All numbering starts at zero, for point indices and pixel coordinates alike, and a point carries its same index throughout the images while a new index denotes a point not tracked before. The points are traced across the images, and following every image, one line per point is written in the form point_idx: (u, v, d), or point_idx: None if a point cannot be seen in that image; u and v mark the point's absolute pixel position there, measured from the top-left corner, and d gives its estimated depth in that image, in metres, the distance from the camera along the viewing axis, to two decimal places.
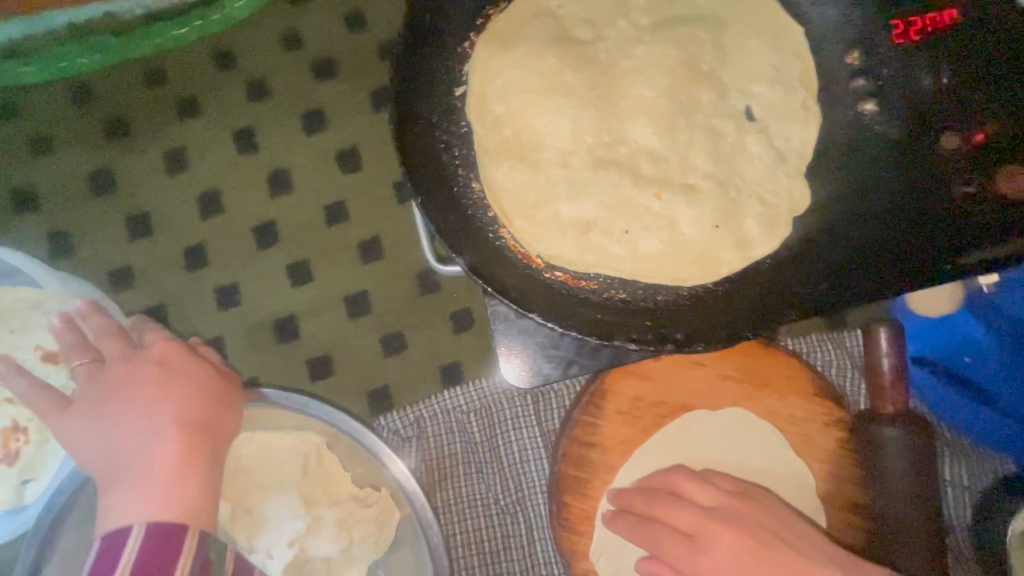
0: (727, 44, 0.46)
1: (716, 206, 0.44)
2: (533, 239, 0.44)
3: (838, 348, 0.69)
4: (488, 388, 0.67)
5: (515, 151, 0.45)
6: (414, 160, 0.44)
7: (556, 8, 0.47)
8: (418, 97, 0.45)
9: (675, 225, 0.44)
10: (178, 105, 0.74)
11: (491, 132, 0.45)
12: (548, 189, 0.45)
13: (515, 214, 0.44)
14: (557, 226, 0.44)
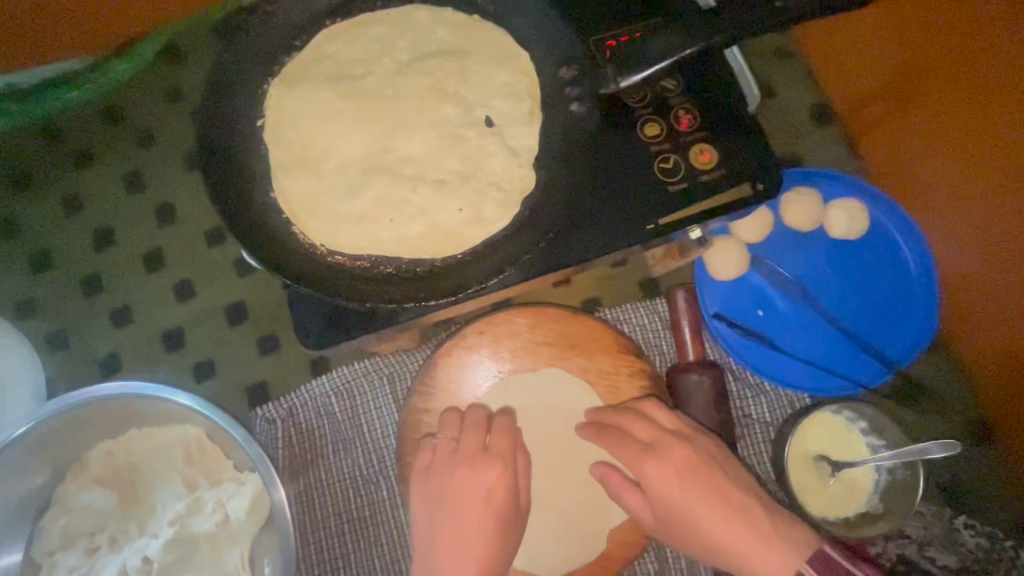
0: (469, 68, 0.59)
1: (458, 195, 0.56)
2: (318, 233, 0.56)
3: (652, 313, 0.80)
4: (349, 373, 0.77)
5: (301, 166, 0.57)
6: (224, 182, 0.56)
7: (334, 51, 0.60)
8: (224, 134, 0.57)
9: (430, 214, 0.56)
10: (73, 157, 0.85)
11: (283, 152, 0.58)
12: (329, 194, 0.57)
13: (303, 215, 0.56)
14: (336, 221, 0.56)
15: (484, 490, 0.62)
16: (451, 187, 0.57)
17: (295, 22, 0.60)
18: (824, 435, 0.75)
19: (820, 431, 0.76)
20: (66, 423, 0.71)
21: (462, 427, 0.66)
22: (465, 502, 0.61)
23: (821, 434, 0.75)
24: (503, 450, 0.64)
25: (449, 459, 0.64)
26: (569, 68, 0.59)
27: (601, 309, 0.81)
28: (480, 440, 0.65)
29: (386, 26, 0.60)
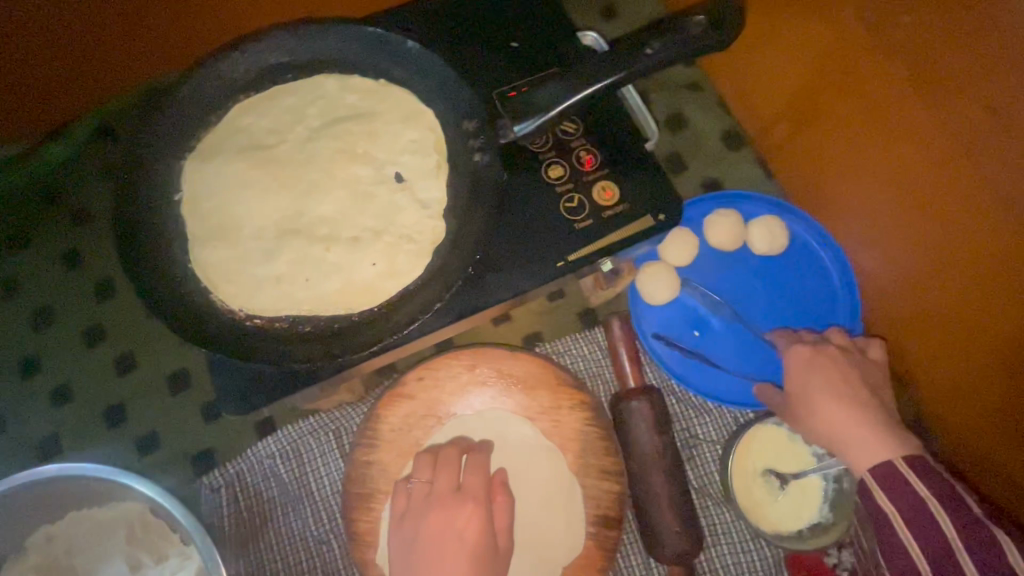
0: (377, 130, 0.63)
1: (370, 250, 0.58)
2: (235, 298, 0.57)
3: (591, 343, 0.82)
4: (295, 432, 0.76)
5: (217, 234, 0.59)
6: (138, 256, 0.57)
7: (246, 123, 0.63)
8: (141, 211, 0.59)
9: (345, 270, 0.58)
10: (10, 242, 0.86)
11: (198, 222, 0.59)
12: (245, 259, 0.58)
13: (219, 281, 0.57)
14: (253, 284, 0.57)
15: (455, 531, 0.61)
16: (364, 243, 0.59)
17: (207, 100, 0.63)
18: (772, 450, 0.76)
19: (769, 446, 0.76)
20: (3, 511, 0.69)
21: (435, 467, 0.66)
22: (442, 544, 0.61)
23: (770, 449, 0.76)
24: (478, 488, 0.64)
25: (424, 501, 0.64)
26: (471, 121, 0.63)
27: (542, 344, 0.82)
28: (453, 480, 0.65)
29: (296, 96, 0.64)
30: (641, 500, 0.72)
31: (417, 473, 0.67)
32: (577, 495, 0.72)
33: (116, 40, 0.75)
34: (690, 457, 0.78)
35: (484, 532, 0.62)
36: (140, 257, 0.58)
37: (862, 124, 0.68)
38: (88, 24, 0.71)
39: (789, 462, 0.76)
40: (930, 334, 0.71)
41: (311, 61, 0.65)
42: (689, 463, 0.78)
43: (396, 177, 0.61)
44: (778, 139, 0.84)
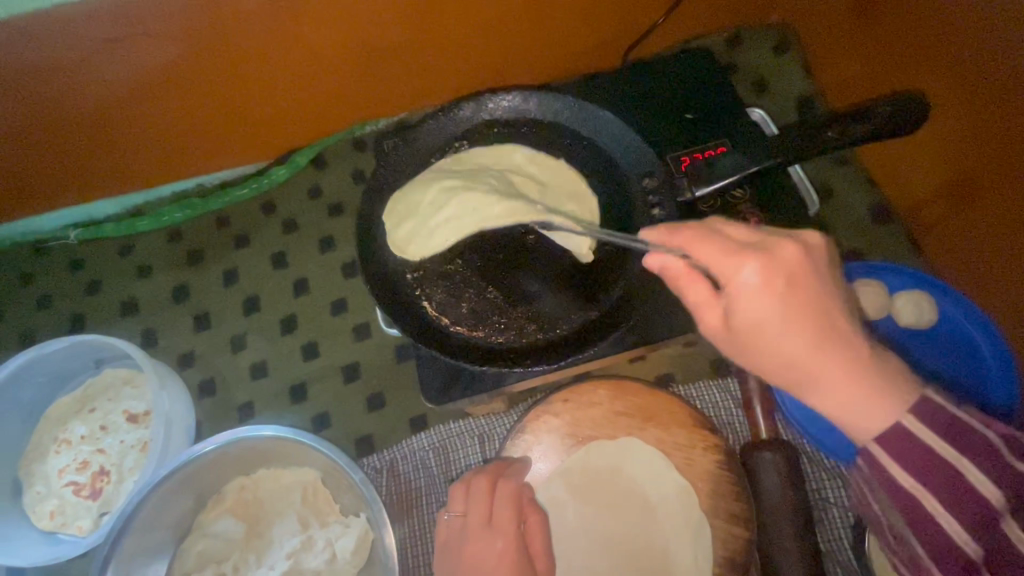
0: (562, 175, 0.74)
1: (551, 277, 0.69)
2: (444, 307, 0.69)
3: (724, 392, 0.86)
4: (446, 431, 0.87)
5: (430, 251, 0.71)
6: (371, 260, 0.72)
7: (457, 161, 0.76)
8: (373, 225, 0.73)
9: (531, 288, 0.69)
10: (233, 239, 1.05)
11: (416, 240, 0.72)
12: (452, 274, 0.71)
13: (433, 291, 0.70)
14: (458, 296, 0.70)
15: (488, 568, 0.64)
16: (533, 263, 0.70)
17: (432, 144, 0.78)
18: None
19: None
20: (216, 456, 0.83)
21: (467, 500, 0.70)
22: (477, 571, 0.65)
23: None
24: (507, 522, 0.67)
25: (459, 533, 0.69)
26: (651, 178, 0.72)
27: (674, 385, 0.88)
28: (484, 513, 0.68)
29: (501, 145, 0.76)
30: (770, 551, 0.73)
31: (452, 504, 0.72)
32: (705, 533, 0.75)
33: (351, 86, 0.94)
34: (819, 517, 0.79)
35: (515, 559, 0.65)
36: (371, 262, 0.72)
37: (951, 77, 0.74)
38: (338, 73, 0.90)
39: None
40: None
41: (516, 117, 0.78)
42: (819, 523, 0.79)
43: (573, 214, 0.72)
44: (929, 218, 0.85)
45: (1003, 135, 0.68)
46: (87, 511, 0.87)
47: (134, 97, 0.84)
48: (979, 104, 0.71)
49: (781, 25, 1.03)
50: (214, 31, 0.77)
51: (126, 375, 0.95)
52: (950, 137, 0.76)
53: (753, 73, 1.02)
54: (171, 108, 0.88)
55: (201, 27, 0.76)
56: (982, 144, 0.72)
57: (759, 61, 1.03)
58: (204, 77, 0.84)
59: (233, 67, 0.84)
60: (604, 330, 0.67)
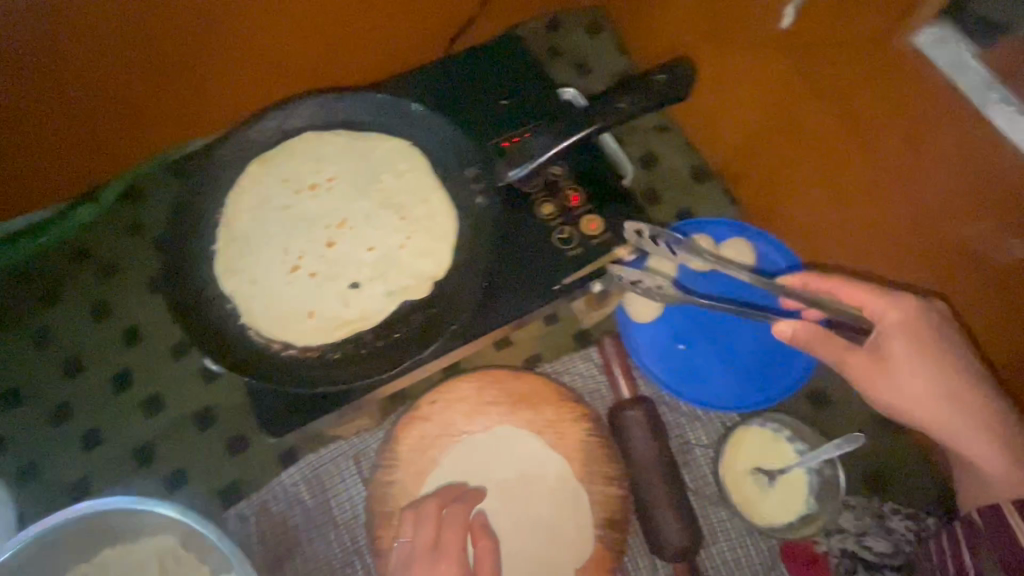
0: (372, 202, 0.70)
1: (339, 296, 0.65)
2: (271, 330, 0.64)
3: (587, 361, 0.89)
4: (318, 460, 0.82)
5: (250, 275, 0.66)
6: (180, 291, 0.65)
7: (272, 176, 0.71)
8: (182, 252, 0.67)
9: (343, 308, 0.65)
10: (39, 297, 0.92)
11: (232, 264, 0.67)
12: (273, 294, 0.66)
13: (256, 314, 0.65)
14: (282, 317, 0.65)
15: None
16: (348, 280, 0.66)
17: (238, 159, 0.72)
18: (765, 443, 0.84)
19: (764, 439, 0.84)
20: (40, 551, 0.71)
21: (416, 525, 0.66)
22: None
23: (763, 443, 0.84)
24: (453, 545, 0.62)
25: (405, 557, 0.64)
26: (472, 167, 0.72)
27: (542, 364, 0.90)
28: (431, 537, 0.63)
29: (316, 152, 0.73)
30: (644, 499, 0.78)
31: (405, 531, 0.67)
32: (584, 500, 0.78)
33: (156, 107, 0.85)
34: (684, 461, 0.85)
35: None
36: (181, 292, 0.65)
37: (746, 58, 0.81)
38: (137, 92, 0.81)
39: (782, 454, 0.83)
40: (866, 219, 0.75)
41: (329, 123, 0.74)
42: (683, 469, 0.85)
43: (372, 250, 0.68)
44: (740, 170, 0.94)
45: (788, 84, 0.76)
46: None
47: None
48: (761, 57, 0.78)
49: (593, 7, 1.08)
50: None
51: None
52: (749, 102, 0.84)
53: (574, 55, 1.07)
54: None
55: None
56: (772, 93, 0.79)
57: (579, 44, 1.07)
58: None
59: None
60: (443, 326, 0.64)
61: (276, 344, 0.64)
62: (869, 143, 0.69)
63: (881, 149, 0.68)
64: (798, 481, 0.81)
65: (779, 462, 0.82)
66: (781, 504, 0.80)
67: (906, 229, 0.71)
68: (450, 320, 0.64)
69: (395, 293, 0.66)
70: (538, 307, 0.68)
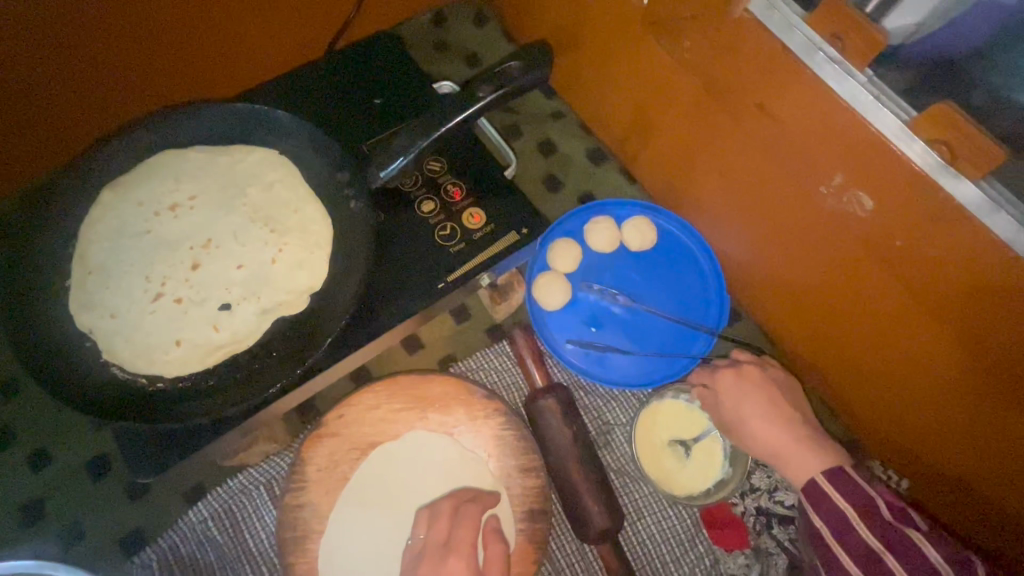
0: (239, 217, 0.67)
1: (207, 319, 0.62)
2: (134, 364, 0.60)
3: (501, 355, 0.89)
4: (224, 492, 0.78)
5: (108, 307, 0.62)
6: (26, 331, 0.59)
7: (124, 199, 0.66)
8: (26, 289, 0.61)
9: (213, 333, 0.61)
10: None
11: (86, 298, 0.62)
12: (135, 325, 0.61)
13: (115, 348, 0.60)
14: (146, 348, 0.61)
15: None
16: (217, 302, 0.62)
17: (86, 185, 0.66)
18: (678, 414, 0.85)
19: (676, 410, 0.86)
20: None
21: (430, 522, 0.68)
22: None
23: (676, 414, 0.85)
24: (464, 536, 0.63)
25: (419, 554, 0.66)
26: (343, 172, 0.69)
27: (456, 364, 0.89)
28: (444, 533, 0.65)
29: (174, 170, 0.68)
30: (561, 485, 0.79)
31: (420, 530, 0.70)
32: (503, 496, 0.77)
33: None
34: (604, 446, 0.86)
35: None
36: (27, 332, 0.59)
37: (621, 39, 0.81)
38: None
39: (693, 420, 0.85)
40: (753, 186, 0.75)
41: (186, 138, 0.70)
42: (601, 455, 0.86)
43: (241, 266, 0.64)
44: (634, 149, 0.95)
45: (661, 69, 0.77)
46: None
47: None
48: (636, 53, 0.80)
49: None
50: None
51: None
52: (630, 80, 0.85)
53: (463, 49, 1.06)
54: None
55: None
56: (654, 88, 0.81)
57: (468, 38, 1.06)
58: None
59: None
60: (320, 340, 0.61)
61: (142, 376, 0.60)
62: (744, 132, 0.70)
63: (745, 118, 0.69)
64: (710, 446, 0.83)
65: (691, 429, 0.85)
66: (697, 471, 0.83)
67: (792, 215, 0.72)
68: (326, 332, 0.62)
69: (269, 310, 0.63)
70: (425, 307, 0.67)
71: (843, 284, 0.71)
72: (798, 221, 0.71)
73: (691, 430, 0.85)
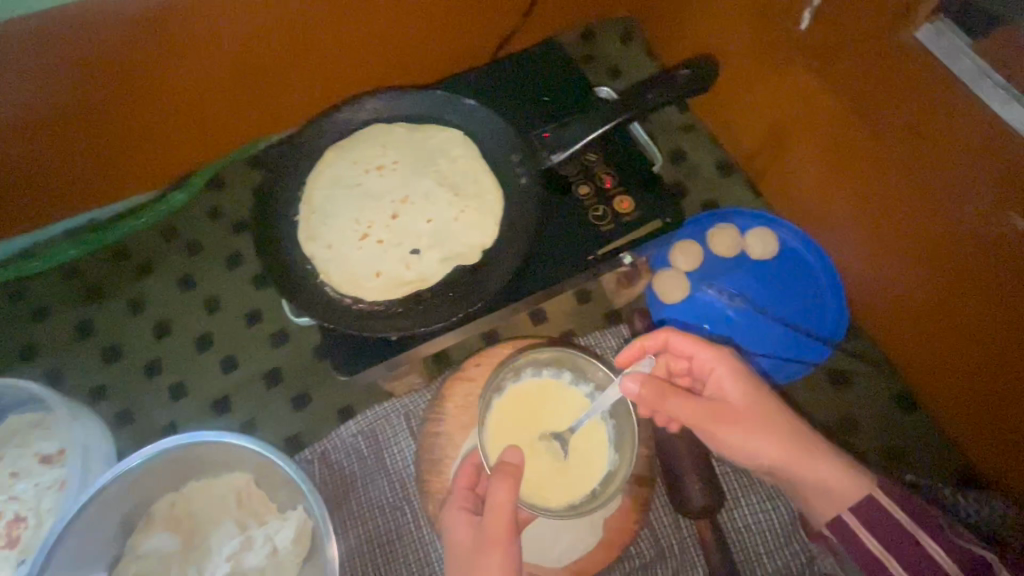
0: (430, 181, 0.81)
1: (402, 259, 0.75)
2: (343, 287, 0.74)
3: (618, 337, 0.97)
4: (372, 414, 0.91)
5: (326, 239, 0.77)
6: (268, 250, 0.76)
7: (342, 158, 0.82)
8: (270, 218, 0.78)
9: (406, 271, 0.75)
10: (136, 269, 1.05)
11: (309, 230, 0.78)
12: (345, 257, 0.76)
13: (331, 273, 0.75)
14: (353, 276, 0.75)
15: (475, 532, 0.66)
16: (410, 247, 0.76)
17: (316, 144, 0.83)
18: (522, 406, 0.81)
19: (529, 402, 0.82)
20: (138, 477, 0.83)
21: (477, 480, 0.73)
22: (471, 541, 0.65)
23: (517, 408, 0.81)
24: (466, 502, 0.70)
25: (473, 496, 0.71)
26: (515, 154, 0.82)
27: (575, 339, 0.98)
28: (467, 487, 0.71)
29: (379, 138, 0.83)
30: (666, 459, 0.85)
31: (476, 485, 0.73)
32: None
33: (246, 99, 1.00)
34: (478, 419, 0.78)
35: (496, 514, 0.63)
36: (268, 251, 0.76)
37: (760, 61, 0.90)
38: (232, 85, 0.95)
39: (535, 422, 0.81)
40: (882, 203, 0.80)
41: (392, 115, 0.86)
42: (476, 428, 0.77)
43: (430, 221, 0.78)
44: (762, 165, 1.01)
45: (801, 89, 0.85)
46: (5, 560, 0.85)
47: (22, 126, 0.86)
48: (780, 85, 0.87)
49: (626, 18, 1.19)
50: (101, 53, 0.81)
51: (32, 419, 0.92)
52: (764, 97, 0.92)
53: (607, 61, 1.17)
54: (64, 136, 0.90)
55: (83, 48, 0.80)
56: (795, 113, 0.88)
57: (612, 50, 1.17)
58: (97, 102, 0.88)
59: (127, 89, 0.88)
60: (491, 286, 0.73)
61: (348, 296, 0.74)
62: (890, 161, 0.75)
63: (887, 136, 0.74)
64: (598, 446, 0.79)
65: (561, 423, 0.81)
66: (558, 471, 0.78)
67: (932, 245, 0.75)
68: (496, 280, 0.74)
69: (451, 258, 0.75)
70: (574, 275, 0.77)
71: (973, 315, 0.74)
72: (937, 250, 0.74)
73: (535, 433, 0.80)
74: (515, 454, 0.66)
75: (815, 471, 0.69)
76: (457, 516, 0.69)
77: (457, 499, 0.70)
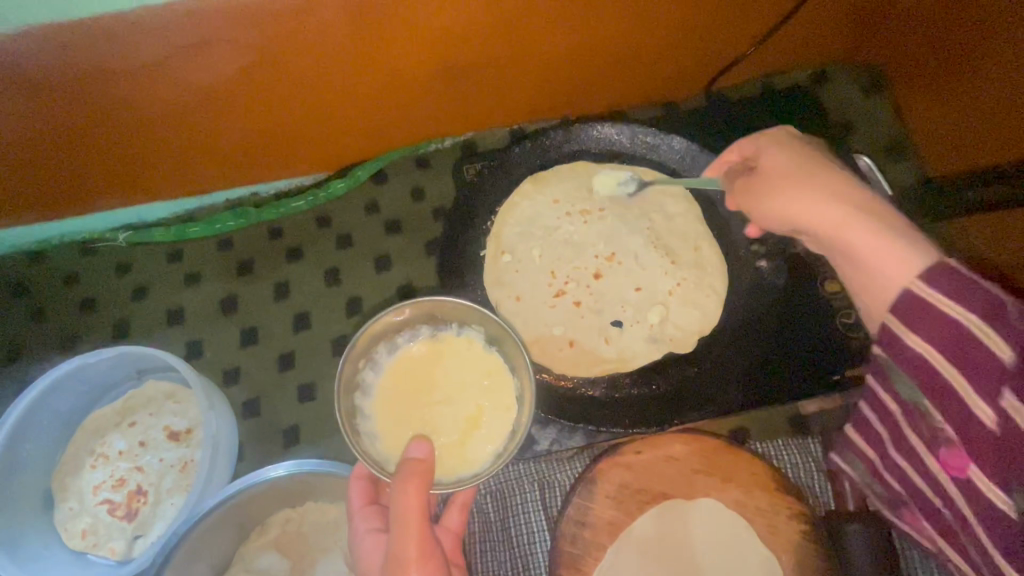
0: (640, 240, 0.81)
1: (601, 332, 0.78)
2: (539, 352, 0.77)
3: (804, 453, 0.81)
4: (503, 475, 0.80)
5: (521, 290, 0.79)
6: (456, 277, 0.78)
7: (544, 193, 0.82)
8: (463, 244, 0.80)
9: (608, 343, 0.77)
10: (286, 252, 1.01)
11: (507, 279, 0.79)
12: (544, 315, 0.79)
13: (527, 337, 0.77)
14: (553, 339, 0.78)
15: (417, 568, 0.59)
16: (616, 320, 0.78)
17: (515, 169, 0.83)
18: (401, 381, 0.68)
19: (420, 369, 0.69)
20: (261, 491, 0.78)
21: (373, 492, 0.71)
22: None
23: (396, 390, 0.67)
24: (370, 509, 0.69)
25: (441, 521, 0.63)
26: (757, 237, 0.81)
27: (751, 442, 0.82)
28: (366, 497, 0.70)
29: (584, 173, 0.83)
30: None
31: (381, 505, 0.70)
32: None
33: (436, 95, 0.93)
34: (351, 428, 0.63)
35: (406, 527, 0.57)
36: (456, 279, 0.78)
37: None
38: (427, 78, 0.88)
39: (421, 397, 0.67)
40: None
41: (602, 149, 0.85)
42: (356, 434, 0.64)
43: (639, 288, 0.80)
44: None
45: None
46: (122, 532, 0.83)
47: (217, 97, 0.82)
48: None
49: (867, 64, 1.02)
50: (315, 33, 0.75)
51: (168, 390, 0.91)
52: None
53: (838, 112, 1.00)
54: (250, 107, 0.86)
55: (300, 24, 0.73)
56: None
57: (848, 101, 1.01)
58: (291, 81, 0.83)
59: (324, 73, 0.83)
60: (690, 393, 0.75)
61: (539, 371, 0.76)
62: None
63: None
64: (501, 412, 0.67)
65: (451, 391, 0.68)
66: (468, 431, 0.66)
67: None
68: (696, 388, 0.76)
69: (655, 335, 0.78)
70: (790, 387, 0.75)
71: None
72: None
73: (428, 405, 0.67)
74: (422, 448, 0.59)
75: (878, 250, 0.55)
76: (366, 538, 0.66)
77: (363, 521, 0.68)
